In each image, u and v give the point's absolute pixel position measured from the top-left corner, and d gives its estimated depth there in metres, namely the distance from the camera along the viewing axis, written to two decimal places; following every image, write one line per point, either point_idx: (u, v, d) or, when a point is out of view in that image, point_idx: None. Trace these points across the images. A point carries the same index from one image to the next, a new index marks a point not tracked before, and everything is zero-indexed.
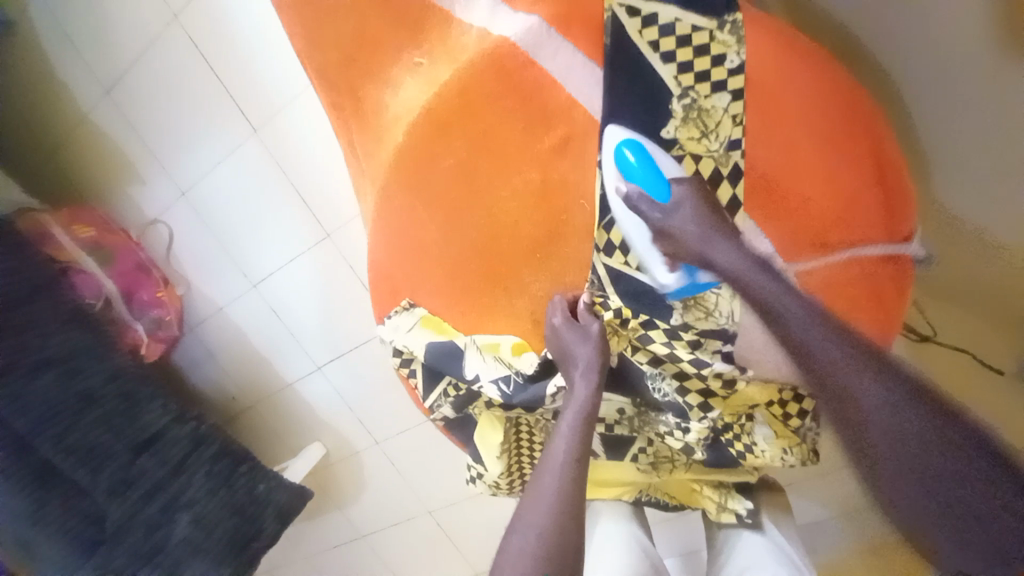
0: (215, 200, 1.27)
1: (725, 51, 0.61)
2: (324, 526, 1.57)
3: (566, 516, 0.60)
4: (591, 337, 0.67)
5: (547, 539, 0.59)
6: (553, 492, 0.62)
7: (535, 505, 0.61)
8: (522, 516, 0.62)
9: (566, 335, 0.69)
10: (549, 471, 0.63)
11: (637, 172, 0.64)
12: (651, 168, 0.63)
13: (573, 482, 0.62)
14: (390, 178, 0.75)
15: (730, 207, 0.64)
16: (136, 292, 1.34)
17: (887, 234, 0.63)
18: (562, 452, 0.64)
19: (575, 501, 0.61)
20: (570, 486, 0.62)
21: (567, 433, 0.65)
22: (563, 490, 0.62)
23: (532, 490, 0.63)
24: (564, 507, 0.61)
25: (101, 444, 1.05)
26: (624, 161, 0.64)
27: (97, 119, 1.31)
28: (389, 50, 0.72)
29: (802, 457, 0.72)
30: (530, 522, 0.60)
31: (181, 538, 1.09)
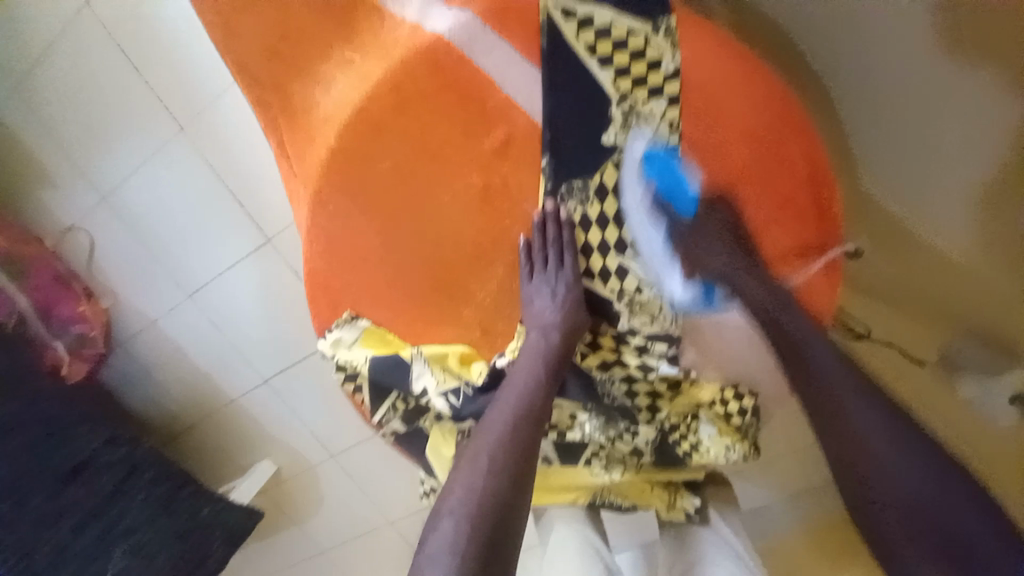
0: (141, 206, 1.17)
1: (660, 56, 0.60)
2: (278, 545, 1.50)
3: (495, 498, 0.57)
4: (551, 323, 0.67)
5: (474, 523, 0.55)
6: (484, 476, 0.58)
7: (458, 490, 0.58)
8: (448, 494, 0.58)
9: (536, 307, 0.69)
10: (482, 442, 0.61)
11: (662, 180, 0.64)
12: (676, 177, 0.64)
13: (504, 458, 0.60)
14: (323, 180, 0.68)
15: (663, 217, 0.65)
16: (56, 307, 1.21)
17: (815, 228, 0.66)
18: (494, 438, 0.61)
19: (511, 485, 0.58)
20: (504, 471, 0.59)
21: (507, 420, 0.62)
22: (496, 474, 0.58)
23: (457, 473, 0.60)
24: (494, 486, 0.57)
25: (23, 473, 0.94)
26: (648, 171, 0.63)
27: (2, 116, 1.18)
28: (318, 47, 0.68)
29: (744, 453, 0.73)
30: (453, 509, 0.56)
31: (118, 570, 1.01)
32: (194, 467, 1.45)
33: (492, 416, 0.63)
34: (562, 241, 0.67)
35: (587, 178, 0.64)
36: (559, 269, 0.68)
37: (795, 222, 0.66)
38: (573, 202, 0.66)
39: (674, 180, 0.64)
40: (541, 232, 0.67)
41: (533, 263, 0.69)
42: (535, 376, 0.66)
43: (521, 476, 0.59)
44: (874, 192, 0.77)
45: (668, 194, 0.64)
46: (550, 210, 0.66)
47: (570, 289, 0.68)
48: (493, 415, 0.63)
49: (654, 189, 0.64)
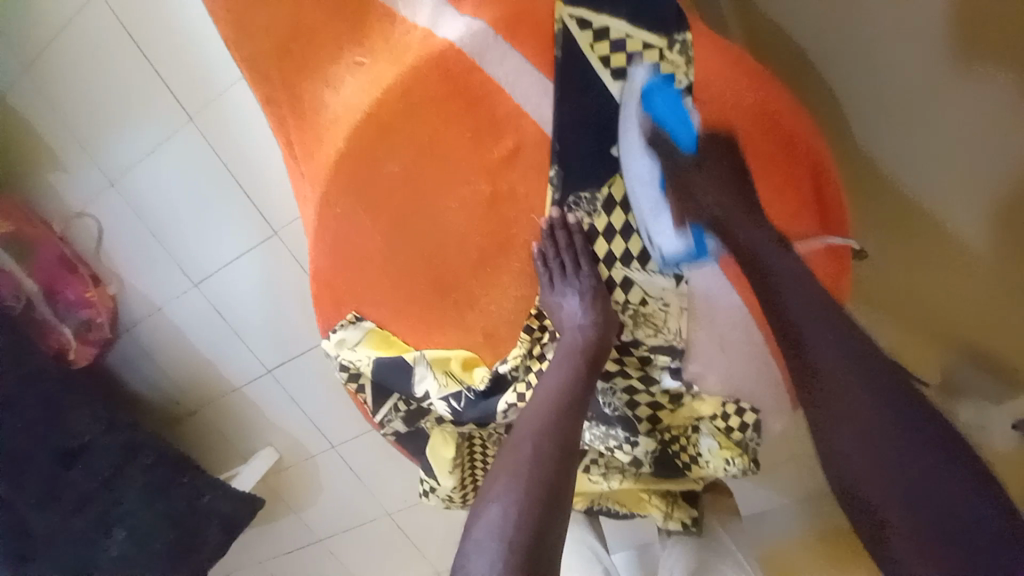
0: (149, 194, 1.18)
1: (673, 71, 0.60)
2: (277, 531, 1.53)
3: (541, 485, 0.57)
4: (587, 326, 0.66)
5: (522, 508, 0.55)
6: (530, 462, 0.59)
7: (506, 476, 0.59)
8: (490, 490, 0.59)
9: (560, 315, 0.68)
10: (524, 437, 0.61)
11: (655, 102, 0.61)
12: (671, 106, 0.61)
13: (547, 452, 0.60)
14: (330, 182, 0.69)
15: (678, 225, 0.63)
16: (61, 289, 1.21)
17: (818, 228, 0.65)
18: (539, 425, 0.62)
19: (554, 472, 0.59)
20: (548, 458, 0.59)
21: (551, 409, 0.62)
22: (540, 460, 0.59)
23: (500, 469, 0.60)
24: (540, 473, 0.58)
25: (18, 453, 0.97)
26: (648, 103, 0.60)
27: (14, 101, 1.18)
28: (329, 48, 0.68)
29: (744, 467, 0.72)
30: (501, 493, 0.57)
31: (116, 551, 1.05)
32: (196, 453, 1.47)
33: (535, 405, 0.64)
34: (574, 246, 0.66)
35: (596, 191, 0.64)
36: (578, 272, 0.67)
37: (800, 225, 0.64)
38: (581, 211, 0.65)
39: (671, 112, 0.61)
40: (552, 240, 0.67)
41: (550, 270, 0.68)
42: (575, 368, 0.65)
43: (564, 463, 0.60)
44: (889, 202, 0.77)
45: (666, 123, 0.62)
46: (557, 217, 0.65)
47: (592, 295, 0.67)
48: (530, 411, 0.64)
49: (649, 115, 0.61)
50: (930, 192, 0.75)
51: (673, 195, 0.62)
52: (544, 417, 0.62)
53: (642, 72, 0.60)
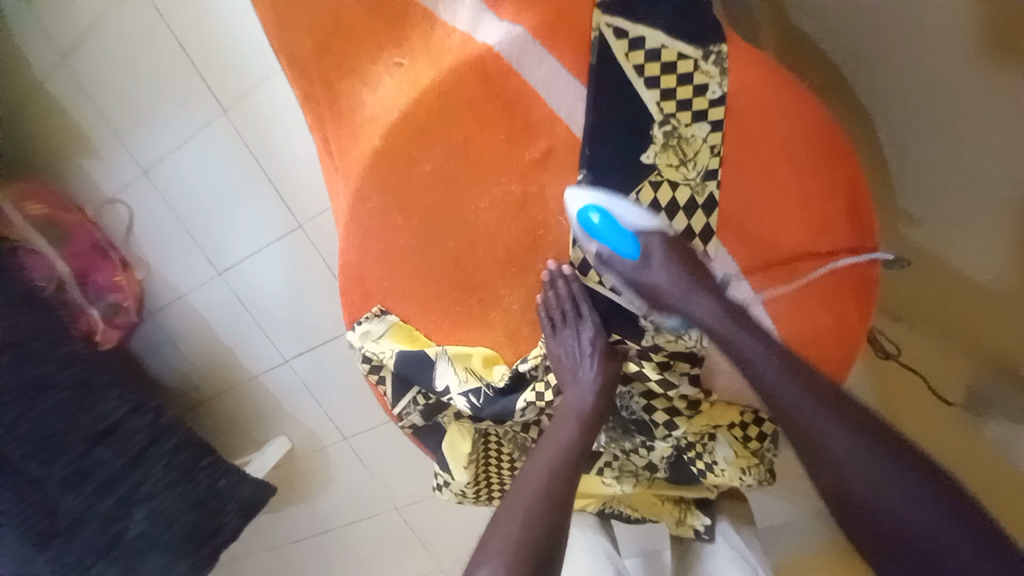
0: (181, 183, 1.21)
1: (707, 81, 0.61)
2: (286, 519, 1.55)
3: (540, 535, 0.65)
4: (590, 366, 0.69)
5: (520, 554, 0.64)
6: (533, 511, 0.66)
7: (511, 524, 0.66)
8: (489, 542, 0.66)
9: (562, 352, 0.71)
10: (524, 490, 0.68)
11: (604, 234, 0.65)
12: (616, 228, 0.65)
13: (542, 508, 0.66)
14: (364, 178, 0.71)
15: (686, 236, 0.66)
16: (93, 273, 1.25)
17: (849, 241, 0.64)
18: (541, 479, 0.68)
19: (551, 522, 0.66)
20: (549, 509, 0.66)
21: (551, 464, 0.68)
22: (539, 512, 0.66)
23: (500, 519, 0.67)
24: (539, 525, 0.65)
25: (55, 432, 0.99)
26: (589, 225, 0.65)
27: (56, 88, 1.22)
28: (370, 48, 0.70)
29: (759, 477, 0.73)
30: (502, 542, 0.65)
31: (137, 533, 1.06)
32: (211, 438, 1.50)
33: (539, 459, 0.69)
34: (574, 294, 0.70)
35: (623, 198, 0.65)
36: (578, 319, 0.70)
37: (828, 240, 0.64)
38: None
39: (611, 232, 0.65)
40: (553, 289, 0.70)
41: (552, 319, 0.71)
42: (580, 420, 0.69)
43: (560, 514, 0.67)
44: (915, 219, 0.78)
45: (609, 241, 0.66)
46: (555, 271, 0.70)
47: (596, 335, 0.70)
48: (534, 464, 0.69)
49: (599, 243, 0.66)
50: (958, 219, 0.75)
51: (653, 259, 0.65)
52: (543, 473, 0.68)
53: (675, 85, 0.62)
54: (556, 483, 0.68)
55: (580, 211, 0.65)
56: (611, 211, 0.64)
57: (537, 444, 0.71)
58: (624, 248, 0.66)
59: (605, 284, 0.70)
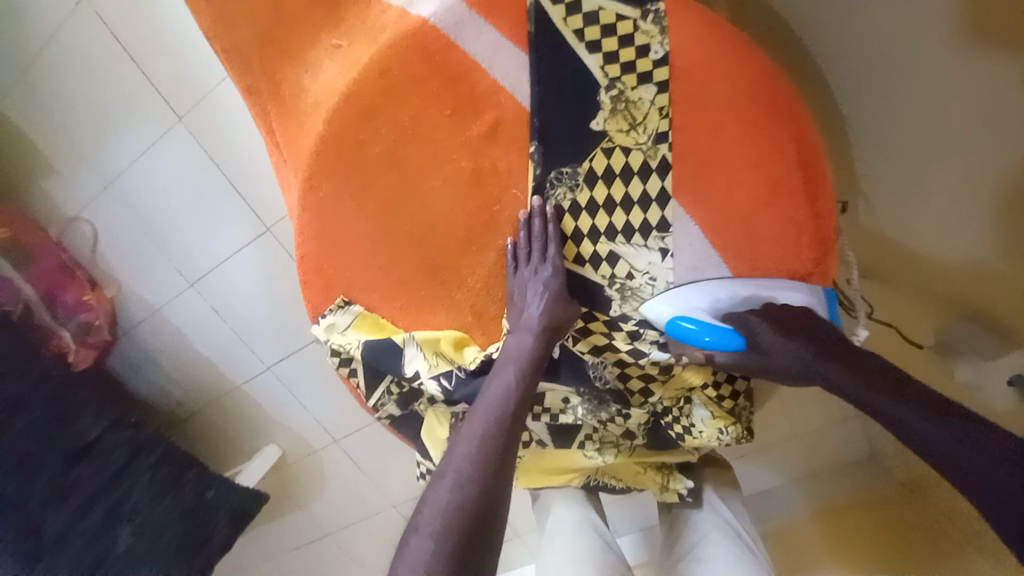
0: (143, 194, 1.18)
1: (648, 42, 0.60)
2: (285, 527, 1.53)
3: (488, 472, 0.55)
4: (547, 288, 0.66)
5: (453, 522, 0.51)
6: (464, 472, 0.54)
7: (438, 491, 0.54)
8: (434, 487, 0.55)
9: (526, 276, 0.68)
10: (482, 417, 0.60)
11: (701, 336, 0.65)
12: (705, 325, 0.65)
13: (501, 439, 0.58)
14: (313, 166, 0.69)
15: (641, 203, 0.65)
16: (61, 294, 1.21)
17: (806, 202, 0.64)
18: (475, 437, 0.58)
19: (501, 457, 0.57)
20: (488, 468, 0.55)
21: (489, 416, 0.60)
22: (473, 471, 0.55)
23: (449, 457, 0.57)
24: (490, 456, 0.56)
25: (30, 452, 0.98)
26: (682, 332, 0.66)
27: (4, 107, 1.19)
28: (308, 31, 0.68)
29: (737, 436, 0.73)
30: (430, 511, 0.53)
31: (125, 548, 1.05)
32: (200, 453, 1.48)
33: (483, 404, 0.61)
34: (545, 233, 0.67)
35: (576, 166, 0.65)
36: (542, 261, 0.67)
37: (786, 205, 0.63)
38: (562, 188, 0.66)
39: (704, 330, 0.65)
40: (528, 228, 0.68)
41: (518, 258, 0.70)
42: (521, 367, 0.63)
43: (501, 475, 0.56)
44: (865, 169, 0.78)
45: (710, 340, 0.65)
46: (537, 205, 0.67)
47: (555, 275, 0.66)
48: (491, 393, 0.62)
49: (702, 348, 0.66)
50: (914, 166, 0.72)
51: (761, 344, 0.62)
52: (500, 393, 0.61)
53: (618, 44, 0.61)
54: (493, 435, 0.58)
55: (665, 321, 0.67)
56: (693, 312, 0.66)
57: (497, 371, 0.65)
58: (727, 341, 0.65)
59: (570, 255, 0.69)
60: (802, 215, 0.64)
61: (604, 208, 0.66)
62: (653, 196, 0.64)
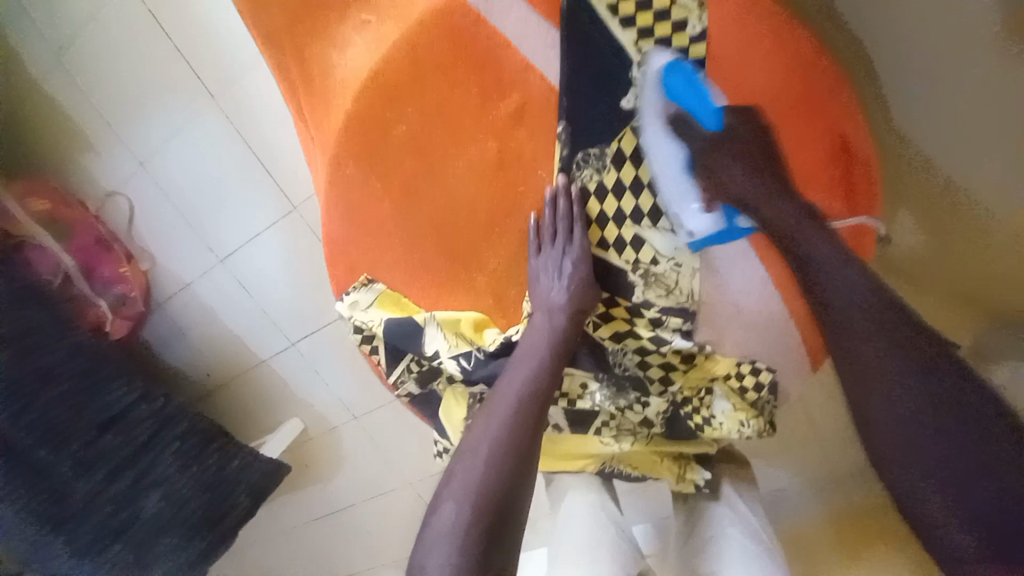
0: (175, 171, 1.21)
1: (686, 16, 0.58)
2: (304, 499, 1.58)
3: (508, 456, 0.59)
4: (565, 274, 0.67)
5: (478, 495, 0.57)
6: (487, 452, 0.59)
7: (463, 469, 0.59)
8: (459, 467, 0.60)
9: (548, 259, 0.68)
10: (502, 401, 0.63)
11: (687, 97, 0.59)
12: (698, 89, 0.59)
13: (520, 425, 0.61)
14: (340, 144, 0.70)
15: None
16: (97, 266, 1.26)
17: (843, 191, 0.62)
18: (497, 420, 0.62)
19: (521, 441, 0.61)
20: (508, 451, 0.59)
21: (514, 400, 0.63)
22: (496, 454, 0.59)
23: (472, 438, 0.62)
24: (509, 441, 0.60)
25: (62, 421, 1.02)
26: (671, 87, 0.59)
27: (46, 83, 1.22)
28: (338, 7, 0.68)
29: (760, 429, 0.71)
30: (455, 488, 0.58)
31: (152, 513, 1.10)
32: (225, 424, 1.53)
33: (504, 388, 0.64)
34: (569, 216, 0.67)
35: (605, 147, 0.63)
36: (568, 243, 0.67)
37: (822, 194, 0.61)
38: (589, 169, 0.65)
39: (694, 96, 0.59)
40: (553, 207, 0.67)
41: (541, 237, 0.69)
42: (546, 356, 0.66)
43: (522, 458, 0.60)
44: None
45: (690, 106, 0.59)
46: (562, 185, 0.66)
47: (582, 261, 0.67)
48: (511, 379, 0.65)
49: (678, 108, 0.60)
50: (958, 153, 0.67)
51: (738, 130, 0.58)
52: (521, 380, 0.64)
53: (653, 20, 0.59)
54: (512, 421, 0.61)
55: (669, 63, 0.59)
56: (696, 71, 0.59)
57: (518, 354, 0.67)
58: (706, 118, 0.59)
59: (595, 241, 0.68)
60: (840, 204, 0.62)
61: (630, 190, 0.63)
62: None
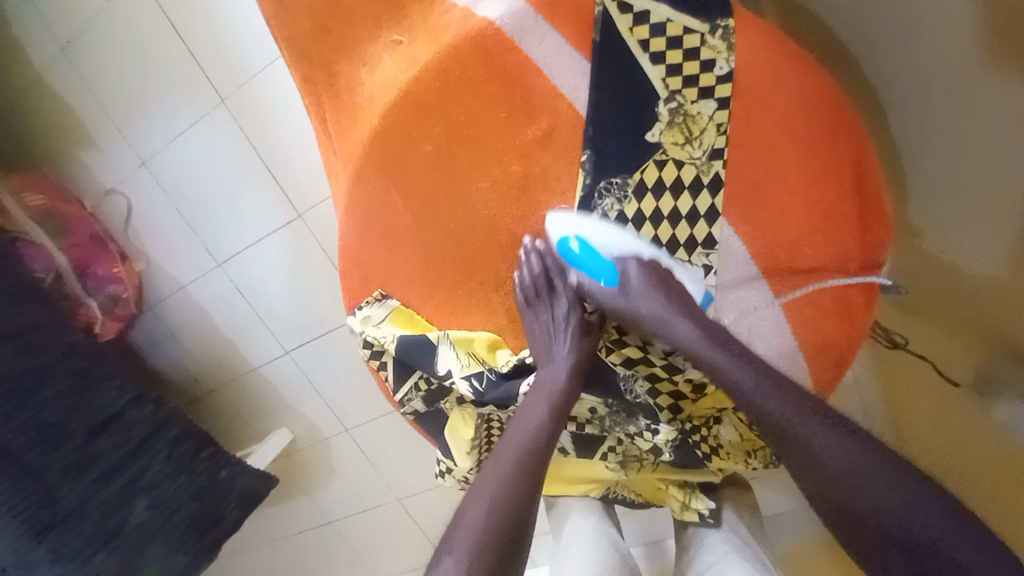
0: (179, 174, 1.20)
1: (714, 57, 0.60)
2: (290, 511, 1.54)
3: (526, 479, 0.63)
4: (566, 324, 0.71)
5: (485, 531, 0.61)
6: (495, 497, 0.63)
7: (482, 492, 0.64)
8: (478, 488, 0.65)
9: (534, 317, 0.73)
10: (523, 425, 0.66)
11: (584, 261, 0.70)
12: (594, 255, 0.69)
13: (539, 449, 0.65)
14: (364, 158, 0.70)
15: (689, 218, 0.65)
16: (91, 266, 1.24)
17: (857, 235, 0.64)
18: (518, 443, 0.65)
19: (538, 465, 0.65)
20: (526, 474, 0.64)
21: (534, 426, 0.66)
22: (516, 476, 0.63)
23: (493, 462, 0.65)
24: (528, 464, 0.64)
25: (55, 423, 0.98)
26: (569, 251, 0.69)
27: (51, 78, 1.21)
28: (369, 25, 0.69)
29: (765, 461, 0.73)
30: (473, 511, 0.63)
31: (139, 522, 1.06)
32: (212, 431, 1.50)
33: (524, 412, 0.67)
34: (548, 269, 0.72)
35: (627, 177, 0.65)
36: (551, 295, 0.72)
37: (836, 237, 0.63)
38: (611, 198, 0.67)
39: (592, 259, 0.69)
40: (528, 265, 0.72)
41: (527, 294, 0.73)
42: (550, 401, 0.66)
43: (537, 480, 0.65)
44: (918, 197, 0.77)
45: (589, 270, 0.70)
46: (530, 246, 0.71)
47: (571, 311, 0.72)
48: (531, 404, 0.67)
49: (580, 273, 0.71)
50: (953, 202, 0.74)
51: (630, 284, 0.67)
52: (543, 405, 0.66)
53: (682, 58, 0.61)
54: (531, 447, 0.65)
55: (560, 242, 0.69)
56: (589, 240, 0.68)
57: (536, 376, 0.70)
58: (604, 276, 0.69)
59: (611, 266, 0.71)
60: (850, 250, 0.64)
61: (650, 220, 0.67)
62: (701, 212, 0.65)
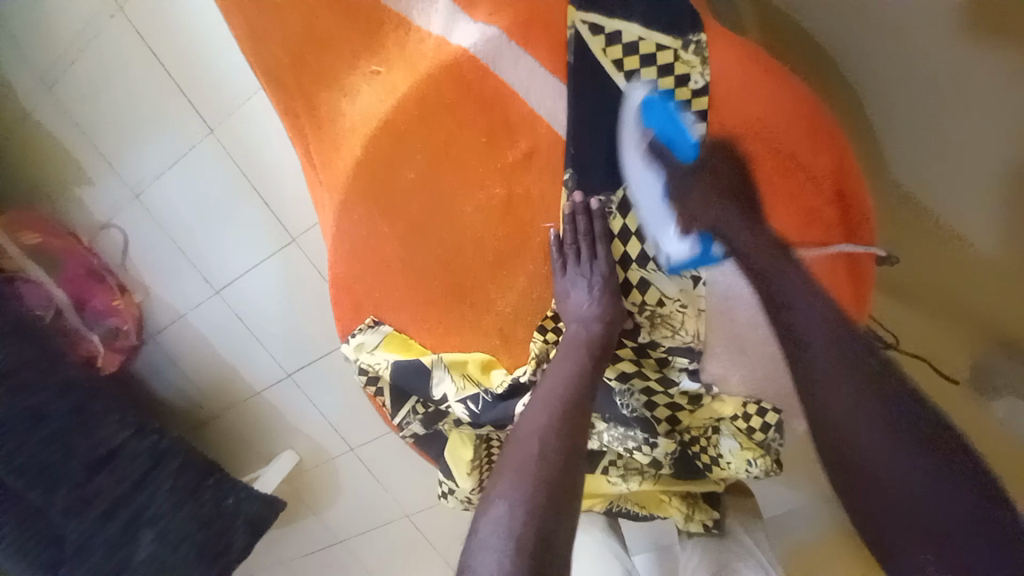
0: (172, 204, 1.21)
1: (689, 72, 0.60)
2: (300, 532, 1.55)
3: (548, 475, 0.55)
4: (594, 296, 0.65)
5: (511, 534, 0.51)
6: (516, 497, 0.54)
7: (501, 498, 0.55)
8: (495, 493, 0.56)
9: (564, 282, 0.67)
10: (533, 422, 0.60)
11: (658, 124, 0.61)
12: (676, 124, 0.61)
13: (555, 443, 0.58)
14: (350, 188, 0.71)
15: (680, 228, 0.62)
16: (90, 299, 1.25)
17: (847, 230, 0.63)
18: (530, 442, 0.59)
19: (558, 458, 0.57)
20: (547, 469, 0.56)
21: (544, 420, 0.60)
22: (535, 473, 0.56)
23: (506, 465, 0.58)
24: (547, 459, 0.57)
25: (52, 463, 0.99)
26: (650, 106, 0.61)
27: (41, 117, 1.22)
28: (347, 57, 0.70)
29: (766, 468, 0.71)
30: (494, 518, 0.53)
31: (147, 555, 1.06)
32: (219, 457, 1.50)
33: (531, 410, 0.62)
34: (591, 232, 0.65)
35: (609, 194, 0.64)
36: (590, 260, 0.66)
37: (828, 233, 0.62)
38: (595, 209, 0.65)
39: (672, 128, 0.61)
40: (570, 225, 0.66)
41: (562, 255, 0.67)
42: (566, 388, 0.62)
43: (563, 477, 0.56)
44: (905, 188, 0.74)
45: (668, 137, 0.61)
46: (580, 202, 0.64)
47: (602, 282, 0.65)
48: (537, 400, 0.62)
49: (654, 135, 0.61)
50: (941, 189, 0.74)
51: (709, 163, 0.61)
52: (549, 399, 0.62)
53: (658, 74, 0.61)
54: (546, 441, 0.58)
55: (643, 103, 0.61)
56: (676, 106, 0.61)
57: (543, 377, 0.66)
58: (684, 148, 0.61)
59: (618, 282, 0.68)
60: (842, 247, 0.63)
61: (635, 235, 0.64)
62: None
